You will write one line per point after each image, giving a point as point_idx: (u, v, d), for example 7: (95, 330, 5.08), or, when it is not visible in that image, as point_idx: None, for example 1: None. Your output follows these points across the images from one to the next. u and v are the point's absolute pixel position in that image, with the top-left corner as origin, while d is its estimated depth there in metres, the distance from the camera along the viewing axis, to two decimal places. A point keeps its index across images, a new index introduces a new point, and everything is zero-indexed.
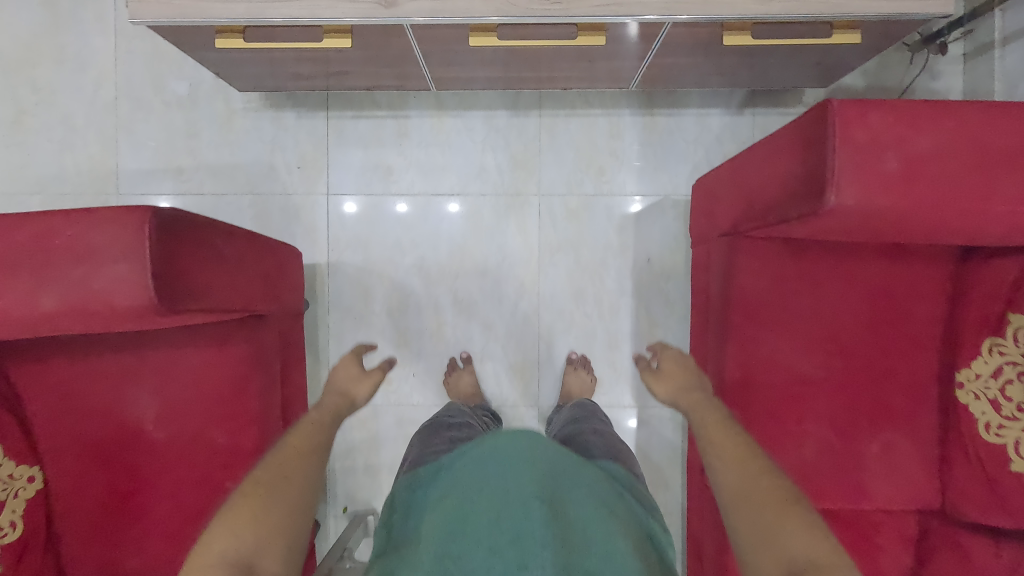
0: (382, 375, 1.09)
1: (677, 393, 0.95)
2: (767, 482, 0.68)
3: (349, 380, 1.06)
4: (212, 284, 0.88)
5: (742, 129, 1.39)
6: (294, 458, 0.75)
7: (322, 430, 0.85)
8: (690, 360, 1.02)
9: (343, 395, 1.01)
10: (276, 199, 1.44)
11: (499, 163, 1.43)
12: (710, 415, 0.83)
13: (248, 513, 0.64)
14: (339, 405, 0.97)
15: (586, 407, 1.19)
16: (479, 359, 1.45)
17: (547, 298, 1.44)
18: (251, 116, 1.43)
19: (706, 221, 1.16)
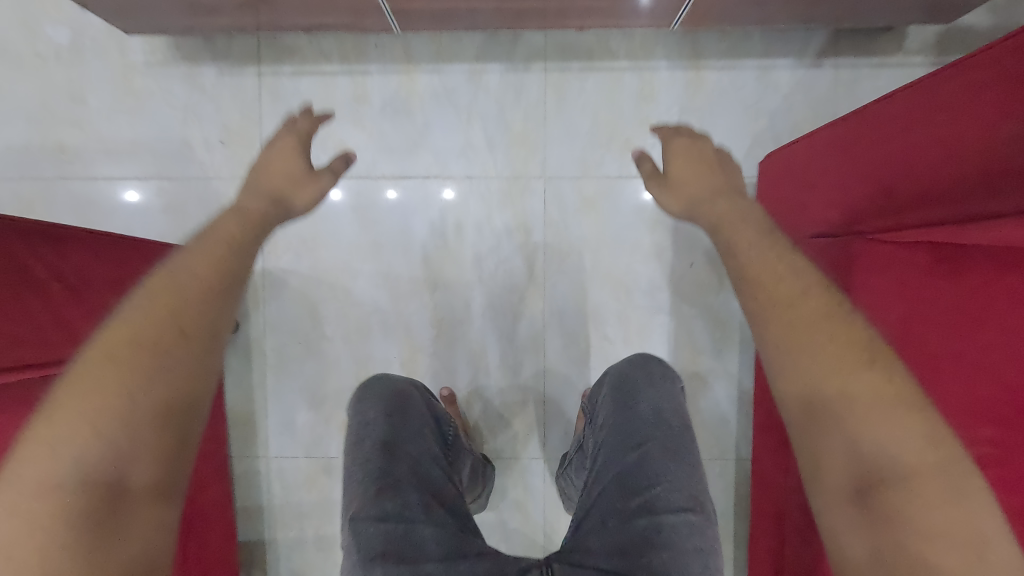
0: (335, 182, 0.72)
1: (697, 198, 0.68)
2: (844, 350, 0.52)
3: (287, 173, 0.70)
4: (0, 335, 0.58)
5: (819, 88, 1.02)
6: (187, 302, 0.52)
7: (230, 254, 0.57)
8: (708, 143, 0.72)
9: (269, 203, 0.67)
10: (193, 186, 1.08)
11: (489, 135, 1.06)
12: (769, 244, 0.60)
13: (111, 402, 0.46)
14: (260, 219, 0.64)
15: (633, 370, 0.95)
16: (466, 396, 1.10)
17: (555, 315, 1.08)
18: (155, 73, 1.06)
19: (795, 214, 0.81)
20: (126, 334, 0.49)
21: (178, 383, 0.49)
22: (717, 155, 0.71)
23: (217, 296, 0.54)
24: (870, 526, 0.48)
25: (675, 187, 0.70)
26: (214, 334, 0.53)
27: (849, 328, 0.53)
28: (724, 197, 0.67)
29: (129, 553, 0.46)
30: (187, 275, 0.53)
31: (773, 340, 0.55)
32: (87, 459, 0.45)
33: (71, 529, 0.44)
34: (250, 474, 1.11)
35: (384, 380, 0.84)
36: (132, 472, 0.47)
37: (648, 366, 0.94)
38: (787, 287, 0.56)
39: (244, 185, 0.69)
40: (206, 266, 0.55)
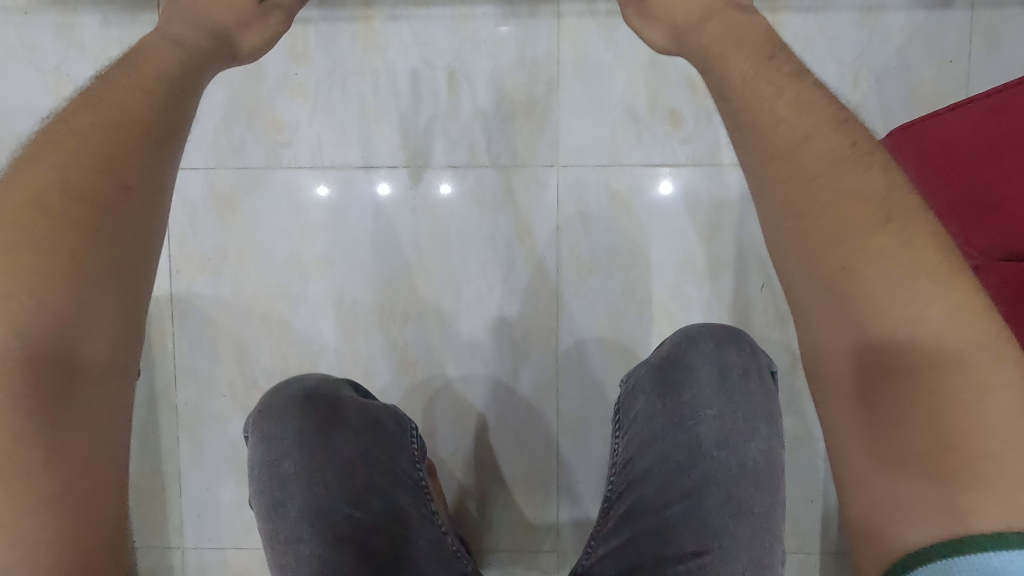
0: (290, 24, 0.57)
1: (684, 29, 0.50)
2: (853, 210, 0.38)
3: (231, 4, 0.52)
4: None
5: (946, 38, 0.72)
6: (107, 139, 0.39)
7: (163, 89, 0.43)
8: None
9: (209, 40, 0.50)
10: None
11: (480, 106, 0.77)
12: (777, 84, 0.42)
13: (38, 260, 0.35)
14: (193, 53, 0.48)
15: (698, 361, 0.62)
16: (450, 466, 0.81)
17: (572, 357, 0.79)
18: (13, 23, 0.76)
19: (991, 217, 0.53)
20: (34, 184, 0.37)
21: (99, 233, 0.37)
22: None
23: (151, 140, 0.41)
24: (874, 430, 0.37)
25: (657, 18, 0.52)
26: (152, 182, 0.40)
27: (863, 182, 0.39)
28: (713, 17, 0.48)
29: (88, 441, 0.35)
30: (99, 115, 0.40)
31: (777, 210, 0.40)
32: (20, 331, 0.34)
33: (17, 415, 0.33)
34: (162, 570, 0.82)
35: (303, 388, 0.63)
36: (81, 344, 0.36)
37: (721, 356, 0.61)
38: (792, 136, 0.40)
39: (157, 22, 0.49)
40: (122, 103, 0.41)
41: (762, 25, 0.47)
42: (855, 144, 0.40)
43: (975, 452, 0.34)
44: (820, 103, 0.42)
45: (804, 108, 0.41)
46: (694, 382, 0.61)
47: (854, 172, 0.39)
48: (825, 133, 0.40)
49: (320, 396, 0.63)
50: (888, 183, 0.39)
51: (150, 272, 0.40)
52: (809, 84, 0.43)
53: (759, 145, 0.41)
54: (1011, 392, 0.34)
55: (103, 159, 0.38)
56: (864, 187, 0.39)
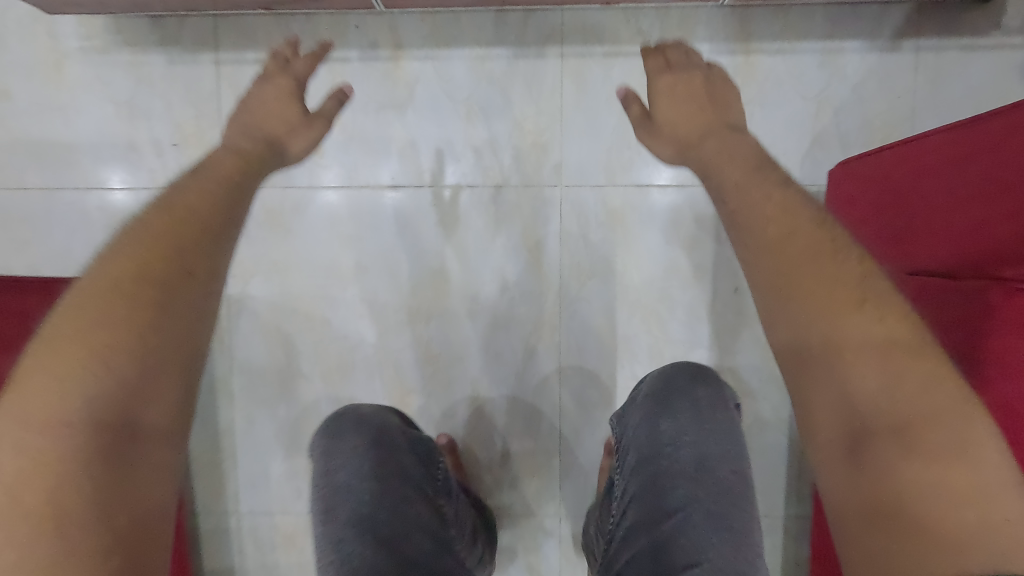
0: (329, 128, 0.68)
1: (685, 140, 0.62)
2: (829, 296, 0.47)
3: (282, 121, 0.65)
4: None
5: (895, 77, 0.84)
6: (178, 235, 0.48)
7: (227, 193, 0.54)
8: (700, 74, 0.65)
9: (264, 147, 0.62)
10: (142, 198, 0.91)
11: (493, 134, 0.89)
12: (768, 190, 0.52)
13: (106, 333, 0.42)
14: (255, 159, 0.60)
15: (676, 396, 0.74)
16: (466, 443, 0.94)
17: (573, 350, 0.91)
18: (93, 62, 0.89)
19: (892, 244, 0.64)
20: (111, 277, 0.44)
21: (165, 314, 0.44)
22: (709, 89, 0.64)
23: (208, 237, 0.49)
24: (858, 482, 0.44)
25: (660, 132, 0.65)
26: (210, 271, 0.48)
27: (840, 272, 0.48)
28: (709, 133, 0.61)
29: (141, 490, 0.42)
30: (171, 215, 0.49)
31: (762, 292, 0.50)
32: (94, 394, 0.41)
33: (77, 470, 0.40)
34: (219, 532, 0.95)
35: (360, 410, 0.76)
36: (142, 409, 0.42)
37: (693, 391, 0.74)
38: (780, 234, 0.50)
39: (226, 132, 0.64)
40: (189, 203, 0.51)
41: (750, 144, 0.59)
42: (834, 240, 0.50)
43: (968, 497, 0.41)
44: (805, 207, 0.52)
45: (791, 211, 0.51)
46: (681, 408, 0.73)
47: (833, 263, 0.48)
48: (807, 233, 0.50)
49: (372, 417, 0.75)
50: (862, 271, 0.49)
51: (202, 344, 0.46)
52: (794, 192, 0.53)
53: (754, 241, 0.51)
54: (981, 445, 0.42)
55: (167, 252, 0.46)
56: (843, 272, 0.48)
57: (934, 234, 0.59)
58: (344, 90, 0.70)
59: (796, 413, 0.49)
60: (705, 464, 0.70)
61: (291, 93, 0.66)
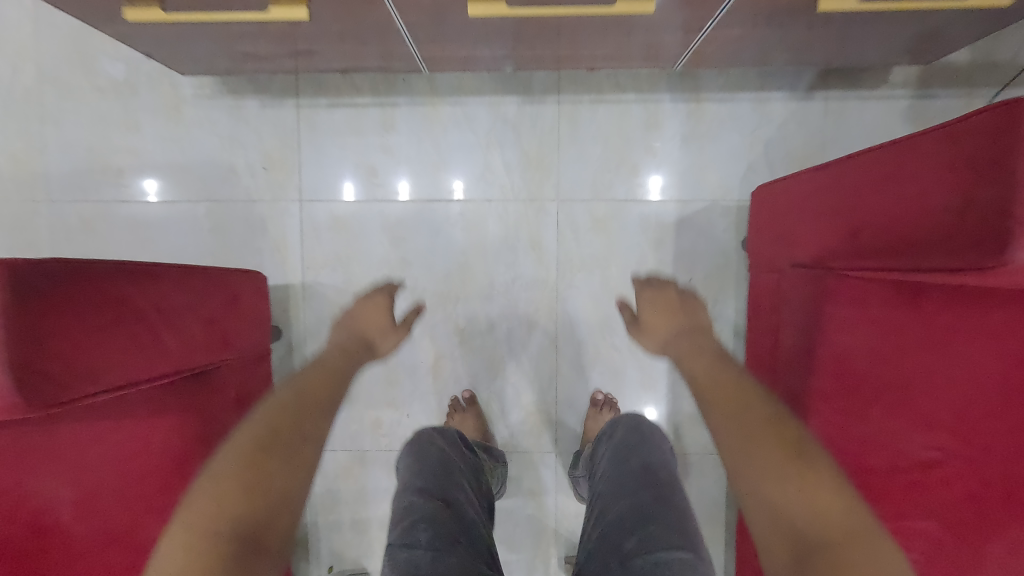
0: (406, 333, 1.03)
1: (664, 341, 0.88)
2: (752, 415, 0.62)
3: (376, 323, 1.00)
4: (154, 358, 0.72)
5: (809, 119, 1.12)
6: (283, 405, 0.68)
7: (335, 377, 0.79)
8: (671, 294, 0.96)
9: (357, 340, 0.94)
10: (238, 208, 1.19)
11: (507, 161, 1.17)
12: (708, 367, 0.74)
13: (257, 468, 0.59)
14: (356, 352, 0.89)
15: (626, 438, 0.91)
16: (484, 397, 1.21)
17: (567, 326, 1.19)
18: (203, 105, 1.17)
19: (773, 245, 0.92)
20: (253, 429, 0.64)
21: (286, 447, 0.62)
22: (677, 302, 0.93)
23: (318, 411, 0.70)
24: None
25: (648, 333, 0.92)
26: (314, 450, 0.65)
27: (750, 412, 0.63)
28: (675, 332, 0.87)
29: None
30: (289, 396, 0.71)
31: (725, 436, 0.62)
32: (241, 516, 0.54)
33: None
34: None
35: (424, 442, 0.92)
36: (265, 535, 0.55)
37: (640, 430, 0.91)
38: (715, 389, 0.69)
39: (336, 326, 0.99)
40: (307, 388, 0.73)
41: (714, 347, 0.80)
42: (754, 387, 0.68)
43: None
44: (731, 365, 0.73)
45: (739, 387, 0.67)
46: (631, 445, 0.88)
47: (745, 402, 0.64)
48: (726, 381, 0.69)
49: (423, 445, 0.91)
50: (767, 410, 0.63)
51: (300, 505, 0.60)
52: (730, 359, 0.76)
53: (705, 392, 0.70)
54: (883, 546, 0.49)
55: (295, 418, 0.66)
56: (748, 405, 0.64)
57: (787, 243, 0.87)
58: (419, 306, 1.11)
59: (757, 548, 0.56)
60: (654, 480, 0.80)
61: (387, 308, 1.02)
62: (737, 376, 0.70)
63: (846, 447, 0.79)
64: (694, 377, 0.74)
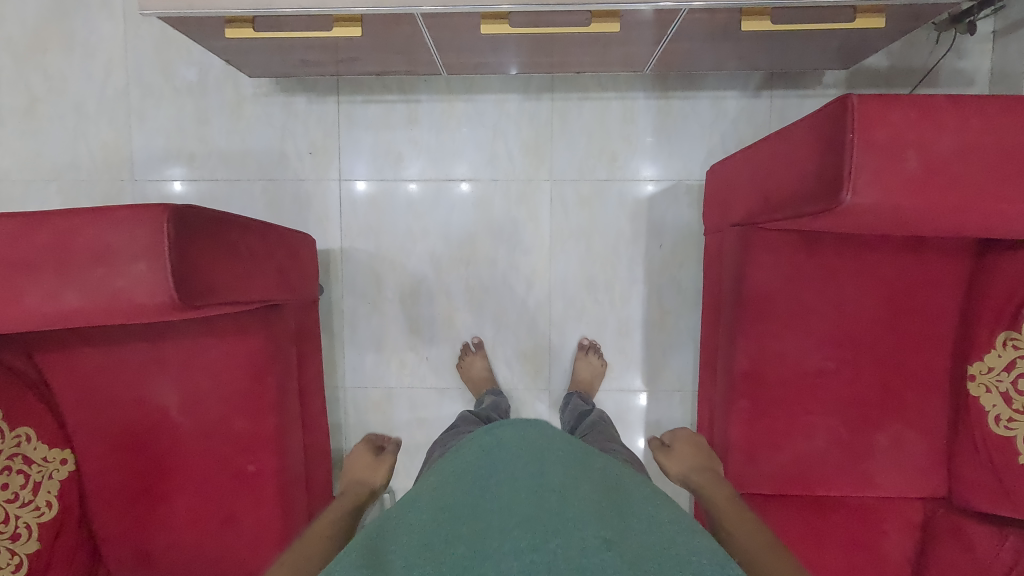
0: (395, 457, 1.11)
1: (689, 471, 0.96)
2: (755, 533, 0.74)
3: (364, 466, 1.07)
4: (242, 288, 0.95)
5: (758, 114, 1.37)
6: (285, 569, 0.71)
7: (350, 509, 0.91)
8: (701, 443, 1.05)
9: (357, 481, 1.02)
10: (288, 186, 1.45)
11: (509, 149, 1.42)
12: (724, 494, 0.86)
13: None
14: (361, 490, 0.99)
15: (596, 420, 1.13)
16: (489, 343, 1.46)
17: (558, 285, 1.44)
18: (261, 102, 1.43)
19: (719, 212, 1.17)
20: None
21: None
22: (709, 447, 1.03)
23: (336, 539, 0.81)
24: None
25: (674, 459, 1.01)
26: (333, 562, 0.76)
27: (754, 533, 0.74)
28: (705, 470, 0.96)
29: None
30: (318, 527, 0.83)
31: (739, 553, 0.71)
32: None
33: None
34: (330, 400, 1.49)
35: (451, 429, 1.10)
36: None
37: (604, 420, 1.14)
38: (732, 513, 0.80)
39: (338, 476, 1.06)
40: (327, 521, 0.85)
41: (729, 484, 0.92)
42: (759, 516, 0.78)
43: None
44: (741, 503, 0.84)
45: (749, 519, 0.78)
46: (604, 429, 1.08)
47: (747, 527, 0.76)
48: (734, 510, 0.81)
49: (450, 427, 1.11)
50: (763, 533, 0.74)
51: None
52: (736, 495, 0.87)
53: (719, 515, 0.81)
54: None
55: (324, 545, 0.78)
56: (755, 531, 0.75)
57: (728, 207, 1.12)
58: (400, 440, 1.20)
59: None
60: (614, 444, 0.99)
61: (368, 455, 1.10)
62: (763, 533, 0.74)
63: (766, 360, 1.01)
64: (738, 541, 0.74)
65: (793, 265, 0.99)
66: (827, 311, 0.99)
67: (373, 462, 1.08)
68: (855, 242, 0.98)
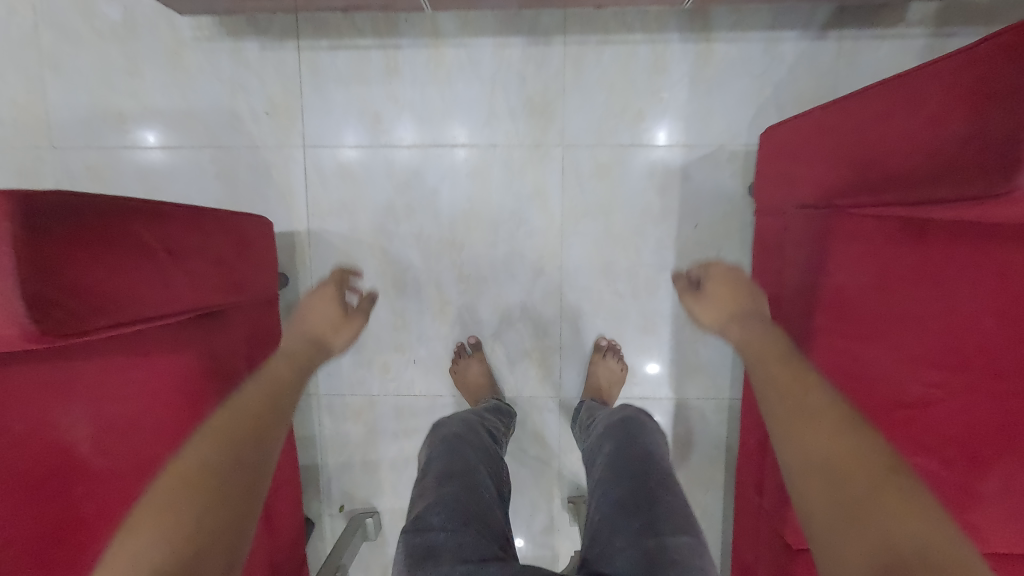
0: (362, 320, 1.03)
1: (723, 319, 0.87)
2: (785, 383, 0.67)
3: (327, 325, 0.98)
4: (161, 294, 0.72)
5: (822, 60, 1.09)
6: (200, 489, 0.57)
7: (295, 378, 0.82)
8: (741, 274, 0.91)
9: (311, 346, 0.92)
10: (242, 155, 1.19)
11: (511, 106, 1.15)
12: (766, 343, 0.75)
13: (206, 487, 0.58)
14: (310, 357, 0.89)
15: (636, 418, 0.92)
16: (489, 342, 1.23)
17: (571, 273, 1.20)
18: (204, 49, 1.16)
19: (780, 187, 0.92)
20: (166, 514, 0.55)
21: (222, 551, 0.55)
22: (745, 279, 0.90)
23: (268, 434, 0.69)
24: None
25: (708, 304, 0.90)
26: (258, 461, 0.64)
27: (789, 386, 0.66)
28: (742, 312, 0.85)
29: None
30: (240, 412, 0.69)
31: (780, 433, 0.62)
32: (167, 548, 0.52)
33: None
34: (302, 409, 1.27)
35: (426, 454, 0.86)
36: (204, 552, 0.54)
37: (638, 417, 0.93)
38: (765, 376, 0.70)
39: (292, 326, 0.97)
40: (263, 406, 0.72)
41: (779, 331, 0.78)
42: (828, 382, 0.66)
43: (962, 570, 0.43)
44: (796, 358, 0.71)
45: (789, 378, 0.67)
46: (635, 442, 0.86)
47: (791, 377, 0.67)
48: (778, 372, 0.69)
49: (429, 454, 0.86)
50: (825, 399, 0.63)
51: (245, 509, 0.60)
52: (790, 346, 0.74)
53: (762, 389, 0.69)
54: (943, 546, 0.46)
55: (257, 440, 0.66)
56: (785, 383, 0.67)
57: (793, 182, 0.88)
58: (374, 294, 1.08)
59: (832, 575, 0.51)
60: (667, 486, 0.78)
61: (331, 301, 1.01)
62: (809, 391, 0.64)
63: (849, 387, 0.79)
64: (765, 386, 0.69)
65: (886, 264, 0.75)
66: (932, 323, 0.75)
67: (338, 318, 1.00)
68: (974, 230, 0.73)
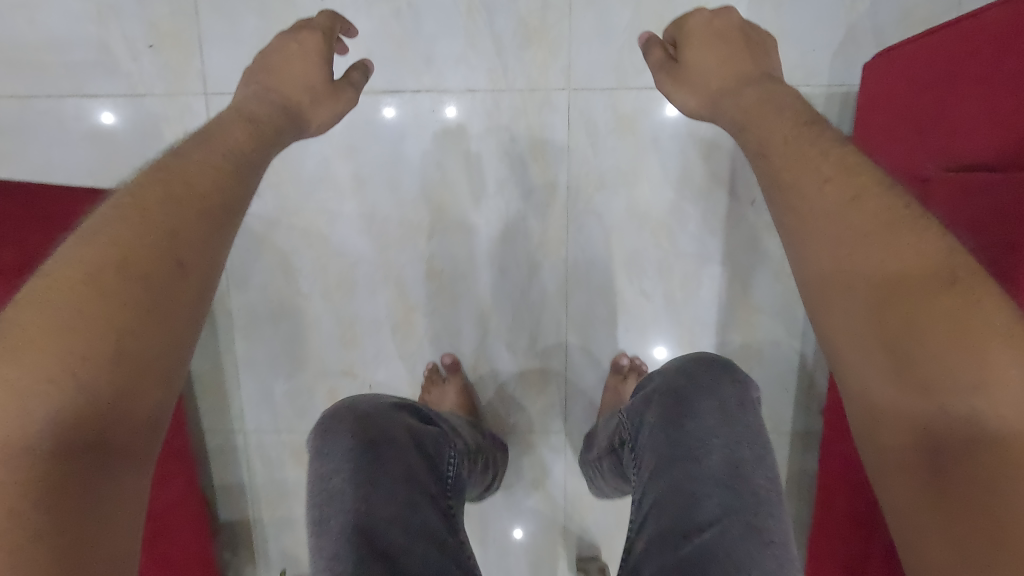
0: (355, 94, 0.66)
1: (718, 92, 0.59)
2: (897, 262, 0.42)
3: (304, 82, 0.62)
4: None
5: None
6: (123, 299, 0.38)
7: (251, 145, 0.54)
8: (731, 20, 0.60)
9: (280, 114, 0.59)
10: (120, 106, 0.85)
11: (496, 31, 0.82)
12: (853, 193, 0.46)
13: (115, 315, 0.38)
14: (267, 130, 0.57)
15: (699, 393, 0.63)
16: (471, 360, 0.92)
17: (581, 267, 0.88)
18: None
19: (918, 148, 0.63)
20: (61, 343, 0.36)
21: (158, 387, 0.40)
22: (736, 31, 0.60)
23: (215, 219, 0.46)
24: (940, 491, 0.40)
25: (687, 78, 0.60)
26: (206, 265, 0.44)
27: (901, 261, 0.42)
28: (739, 80, 0.58)
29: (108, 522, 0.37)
30: (169, 188, 0.45)
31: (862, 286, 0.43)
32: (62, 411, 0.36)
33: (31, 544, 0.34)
34: (225, 451, 0.96)
35: (316, 471, 0.58)
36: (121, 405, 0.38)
37: (717, 389, 0.62)
38: (848, 204, 0.46)
39: (240, 97, 0.60)
40: (194, 177, 0.46)
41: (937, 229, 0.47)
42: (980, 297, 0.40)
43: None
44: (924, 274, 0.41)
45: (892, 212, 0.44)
46: (706, 447, 0.59)
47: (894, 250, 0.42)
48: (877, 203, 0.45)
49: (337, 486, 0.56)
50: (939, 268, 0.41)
51: (188, 342, 0.42)
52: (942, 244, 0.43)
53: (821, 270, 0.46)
54: None
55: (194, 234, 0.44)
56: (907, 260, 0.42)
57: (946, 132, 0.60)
58: (367, 61, 0.69)
59: (877, 459, 0.44)
60: (763, 535, 0.54)
61: (316, 52, 0.62)
62: (916, 247, 0.43)
63: None
64: (823, 221, 0.46)
65: None
66: None
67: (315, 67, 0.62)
68: None
